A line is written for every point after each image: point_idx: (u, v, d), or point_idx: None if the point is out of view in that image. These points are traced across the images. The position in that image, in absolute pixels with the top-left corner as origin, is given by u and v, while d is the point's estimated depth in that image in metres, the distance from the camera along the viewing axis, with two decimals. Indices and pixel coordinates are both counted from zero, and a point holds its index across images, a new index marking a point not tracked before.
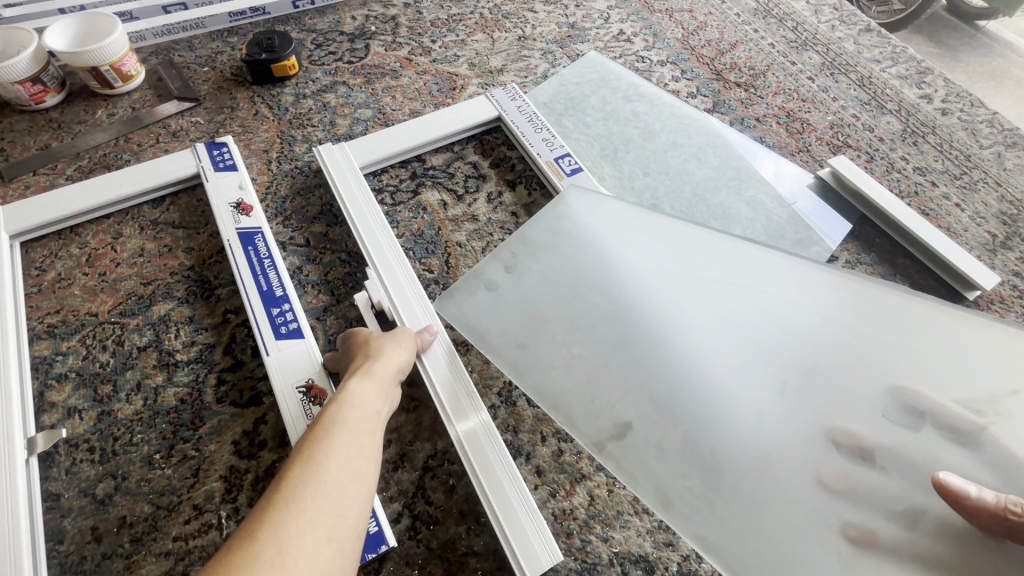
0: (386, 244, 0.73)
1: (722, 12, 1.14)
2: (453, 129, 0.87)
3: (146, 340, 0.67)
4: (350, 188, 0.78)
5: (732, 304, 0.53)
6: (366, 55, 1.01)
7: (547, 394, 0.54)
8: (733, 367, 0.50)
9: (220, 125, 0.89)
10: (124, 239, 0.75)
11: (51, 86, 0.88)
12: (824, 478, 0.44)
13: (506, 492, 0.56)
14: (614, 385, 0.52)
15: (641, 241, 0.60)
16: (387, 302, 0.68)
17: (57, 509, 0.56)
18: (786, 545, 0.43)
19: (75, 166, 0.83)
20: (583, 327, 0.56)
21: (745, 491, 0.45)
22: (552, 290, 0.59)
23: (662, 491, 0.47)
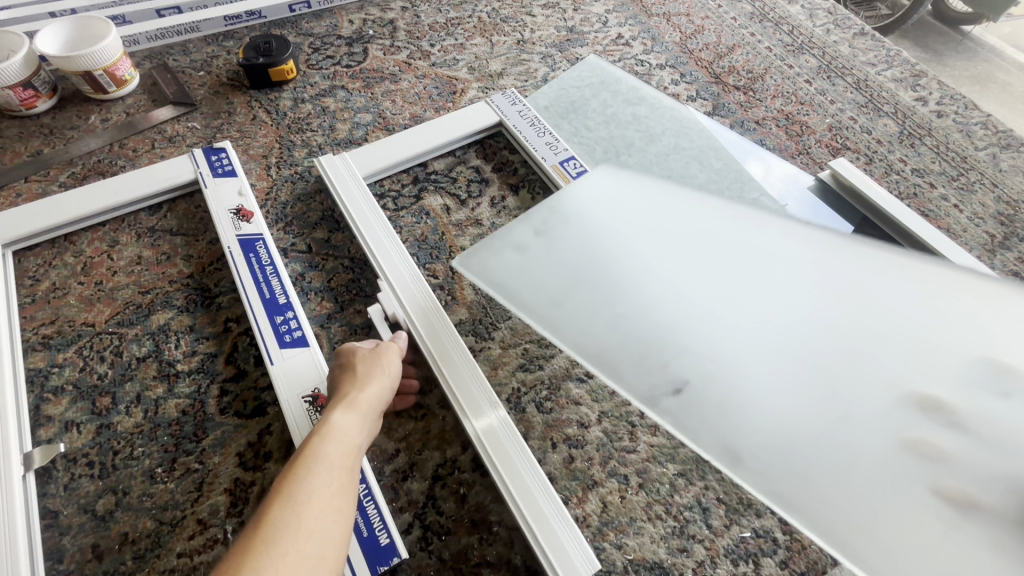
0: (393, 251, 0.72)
1: (719, 16, 1.15)
2: (450, 137, 0.86)
3: (145, 350, 0.65)
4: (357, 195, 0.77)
5: (810, 251, 0.47)
6: (364, 59, 1.01)
7: (590, 346, 0.47)
8: (816, 316, 0.43)
9: (217, 130, 0.88)
10: (120, 247, 0.74)
11: (43, 91, 0.86)
12: (928, 441, 0.38)
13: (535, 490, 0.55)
14: (669, 337, 0.46)
15: (694, 187, 0.54)
16: (402, 314, 0.67)
17: (56, 526, 0.55)
18: (883, 509, 0.38)
19: (68, 172, 0.82)
20: (630, 274, 0.49)
21: (829, 449, 0.40)
22: (592, 236, 0.52)
23: (729, 448, 0.41)
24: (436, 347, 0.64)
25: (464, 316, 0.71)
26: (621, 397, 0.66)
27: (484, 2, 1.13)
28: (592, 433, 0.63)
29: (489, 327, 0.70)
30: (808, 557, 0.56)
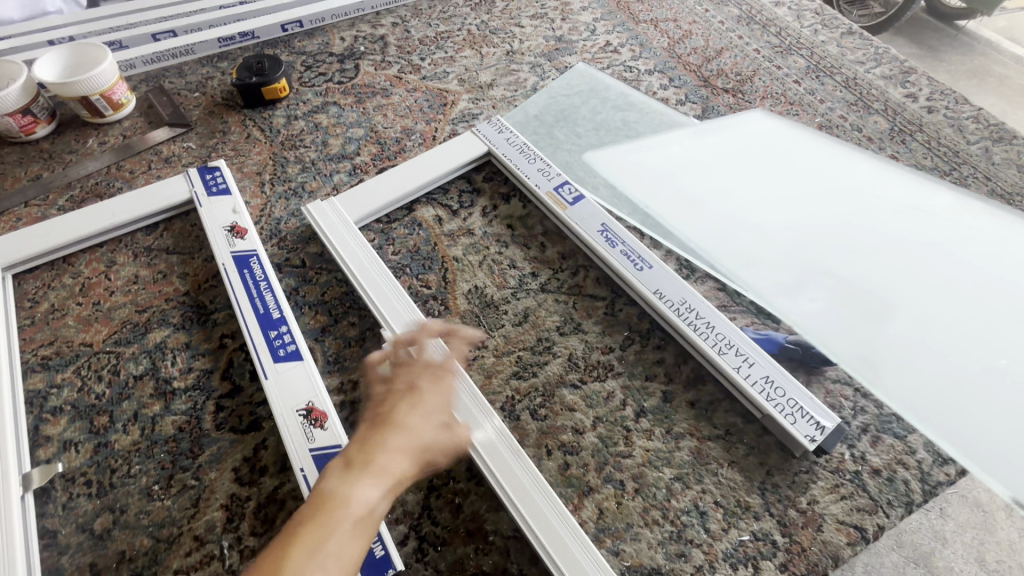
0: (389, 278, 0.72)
1: (706, 20, 1.16)
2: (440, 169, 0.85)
3: (142, 368, 0.66)
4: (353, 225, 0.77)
5: (908, 228, 0.75)
6: (356, 75, 1.02)
7: (731, 265, 0.75)
8: (909, 267, 0.72)
9: (212, 149, 0.89)
10: (117, 267, 0.75)
11: (42, 117, 0.87)
12: (1000, 365, 0.64)
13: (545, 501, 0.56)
14: (848, 286, 0.71)
15: (747, 175, 0.83)
16: None
17: (54, 546, 0.55)
18: (958, 399, 0.62)
19: (66, 195, 0.83)
20: (784, 239, 0.75)
21: (913, 359, 0.65)
22: (766, 208, 0.78)
23: (867, 358, 0.66)
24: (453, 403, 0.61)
25: (457, 326, 0.71)
26: (615, 403, 0.65)
27: (474, 15, 1.15)
28: (587, 440, 0.63)
29: (482, 336, 0.70)
30: (808, 560, 0.56)
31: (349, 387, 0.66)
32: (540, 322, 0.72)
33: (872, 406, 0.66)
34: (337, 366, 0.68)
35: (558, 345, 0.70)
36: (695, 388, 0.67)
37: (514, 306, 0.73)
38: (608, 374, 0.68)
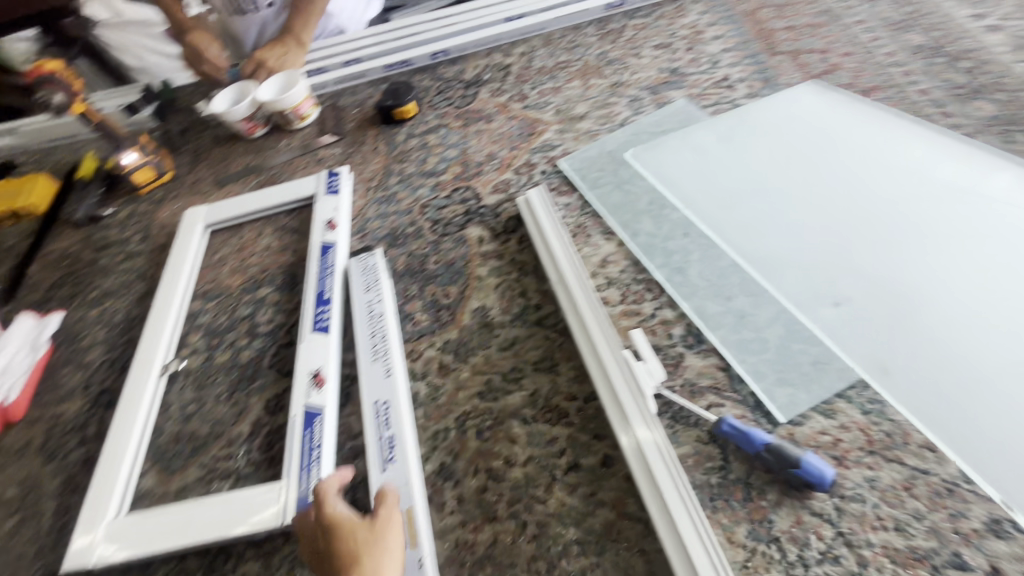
0: (402, 410, 0.72)
1: (868, 51, 0.97)
2: (387, 313, 0.83)
3: (248, 312, 0.93)
4: (368, 408, 0.73)
5: (814, 187, 0.81)
6: (473, 101, 1.17)
7: (713, 180, 0.86)
8: (753, 212, 0.81)
9: (348, 156, 1.15)
10: (263, 237, 1.04)
11: (260, 122, 1.24)
12: (979, 371, 0.59)
13: (562, 261, 0.82)
14: (765, 216, 0.80)
15: (747, 153, 0.88)
16: (387, 440, 0.69)
17: (165, 412, 0.84)
18: (947, 412, 0.58)
19: (257, 180, 1.18)
20: (775, 199, 0.81)
21: (853, 349, 0.65)
22: (749, 158, 0.87)
23: (879, 364, 0.63)
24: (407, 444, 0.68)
25: (452, 337, 0.80)
26: (553, 448, 0.67)
27: (597, 46, 1.18)
28: (512, 473, 0.66)
29: (468, 351, 0.78)
30: None
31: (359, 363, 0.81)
32: (521, 353, 0.76)
33: (852, 560, 0.52)
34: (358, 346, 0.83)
35: (526, 379, 0.73)
36: None
37: (505, 332, 0.79)
38: (560, 420, 0.69)
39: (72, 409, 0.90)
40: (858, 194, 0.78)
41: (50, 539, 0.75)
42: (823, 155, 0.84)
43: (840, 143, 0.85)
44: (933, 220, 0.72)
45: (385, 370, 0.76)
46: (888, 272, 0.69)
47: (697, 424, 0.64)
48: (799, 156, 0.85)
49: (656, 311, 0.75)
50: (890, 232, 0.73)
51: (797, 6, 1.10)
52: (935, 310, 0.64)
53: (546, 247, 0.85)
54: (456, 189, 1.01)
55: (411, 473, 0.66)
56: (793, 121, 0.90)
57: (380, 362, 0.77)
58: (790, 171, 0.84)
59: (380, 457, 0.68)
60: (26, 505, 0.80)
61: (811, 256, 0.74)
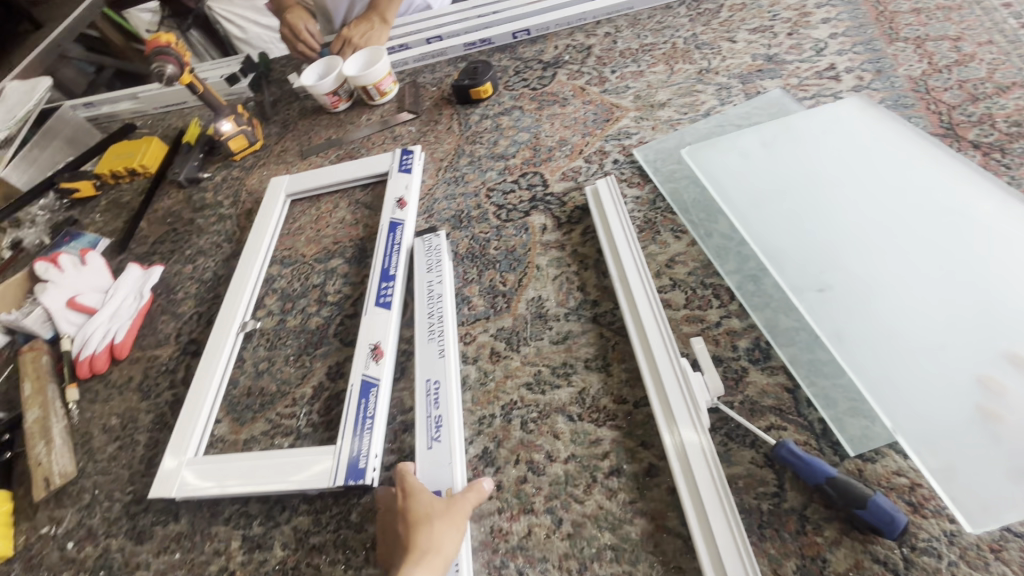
0: (452, 392, 0.73)
1: (1012, 40, 0.83)
2: (447, 294, 0.84)
3: (319, 281, 0.98)
4: (420, 385, 0.75)
5: (856, 190, 0.73)
6: (549, 83, 1.14)
7: (745, 181, 0.80)
8: (778, 216, 0.74)
9: (423, 134, 1.16)
10: (338, 209, 1.09)
11: (343, 97, 1.28)
12: (996, 407, 0.52)
13: (623, 255, 0.79)
14: (793, 223, 0.73)
15: (784, 156, 0.80)
16: (436, 417, 0.72)
17: (241, 367, 0.91)
18: (953, 450, 0.51)
19: (337, 153, 1.23)
20: (807, 205, 0.74)
21: (862, 371, 0.58)
22: (786, 162, 0.79)
23: (881, 391, 0.57)
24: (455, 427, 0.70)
25: (506, 325, 0.80)
26: (597, 450, 0.66)
27: (688, 27, 1.10)
28: (553, 469, 0.66)
29: (520, 341, 0.78)
30: None
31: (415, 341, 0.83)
32: (574, 348, 0.75)
33: None
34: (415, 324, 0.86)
35: (576, 376, 0.72)
36: None
37: (560, 325, 0.78)
38: (606, 422, 0.67)
39: (165, 354, 1.00)
40: (898, 214, 0.68)
41: (141, 467, 0.85)
42: (867, 160, 0.75)
43: (896, 154, 0.74)
44: (984, 243, 0.62)
45: (439, 350, 0.78)
46: (922, 307, 0.60)
47: (754, 446, 0.60)
48: (843, 159, 0.76)
49: (722, 320, 0.70)
50: (936, 258, 0.63)
51: None
52: (963, 354, 0.56)
53: (608, 240, 0.82)
54: (524, 174, 0.99)
55: (455, 455, 0.68)
56: (842, 120, 0.80)
57: (436, 342, 0.79)
58: (826, 176, 0.76)
59: (427, 435, 0.70)
60: (124, 434, 0.91)
61: (837, 280, 0.66)
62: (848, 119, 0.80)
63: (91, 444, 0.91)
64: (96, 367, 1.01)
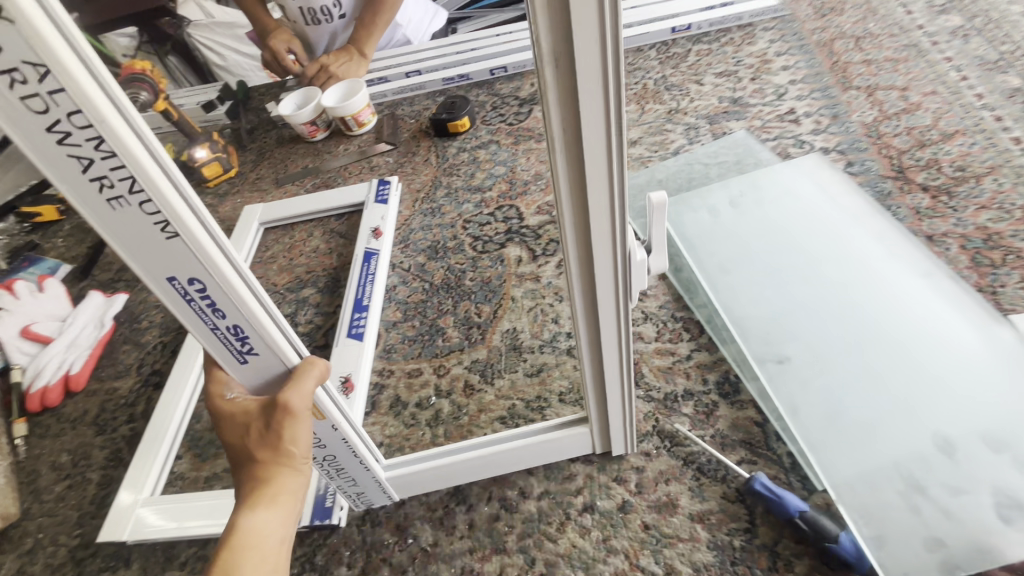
0: (239, 299, 0.42)
1: (954, 91, 0.90)
2: (85, 97, 0.30)
3: (290, 311, 0.96)
4: (161, 288, 0.40)
5: (815, 258, 0.75)
6: (526, 119, 1.17)
7: (713, 241, 0.82)
8: (742, 279, 0.77)
9: (400, 165, 1.17)
10: (312, 238, 1.08)
11: (321, 126, 1.29)
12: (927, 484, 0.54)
13: (585, 69, 0.33)
14: (757, 288, 0.75)
15: (749, 221, 0.83)
16: (226, 320, 0.43)
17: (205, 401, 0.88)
18: (888, 522, 0.53)
19: (312, 182, 1.22)
20: (770, 270, 0.77)
21: (813, 438, 0.60)
22: (750, 226, 0.82)
23: (830, 459, 0.58)
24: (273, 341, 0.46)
25: (480, 357, 0.80)
26: (571, 485, 0.65)
27: (658, 69, 1.15)
28: (526, 505, 0.65)
29: (494, 373, 0.78)
30: None
31: (386, 373, 0.82)
32: (548, 381, 0.75)
33: None
34: (387, 356, 0.84)
35: (550, 409, 0.72)
36: (660, 512, 0.60)
37: (534, 357, 0.78)
38: (579, 456, 0.67)
39: (125, 386, 0.96)
40: (851, 283, 0.71)
41: (91, 508, 0.81)
42: (826, 230, 0.78)
43: (850, 225, 0.77)
44: (925, 321, 0.65)
45: (157, 225, 0.36)
46: (866, 383, 0.62)
47: (725, 480, 0.61)
48: (805, 228, 0.79)
49: (692, 353, 0.71)
50: (881, 337, 0.65)
51: (878, 39, 1.03)
52: (901, 431, 0.58)
53: (557, 24, 0.32)
54: (500, 207, 1.01)
55: (286, 358, 0.48)
56: (805, 188, 0.84)
57: (132, 206, 0.35)
58: (786, 243, 0.78)
59: (230, 349, 0.46)
60: (75, 472, 0.86)
61: (792, 350, 0.68)
62: (810, 188, 0.84)
63: (37, 483, 0.86)
64: (49, 400, 0.96)
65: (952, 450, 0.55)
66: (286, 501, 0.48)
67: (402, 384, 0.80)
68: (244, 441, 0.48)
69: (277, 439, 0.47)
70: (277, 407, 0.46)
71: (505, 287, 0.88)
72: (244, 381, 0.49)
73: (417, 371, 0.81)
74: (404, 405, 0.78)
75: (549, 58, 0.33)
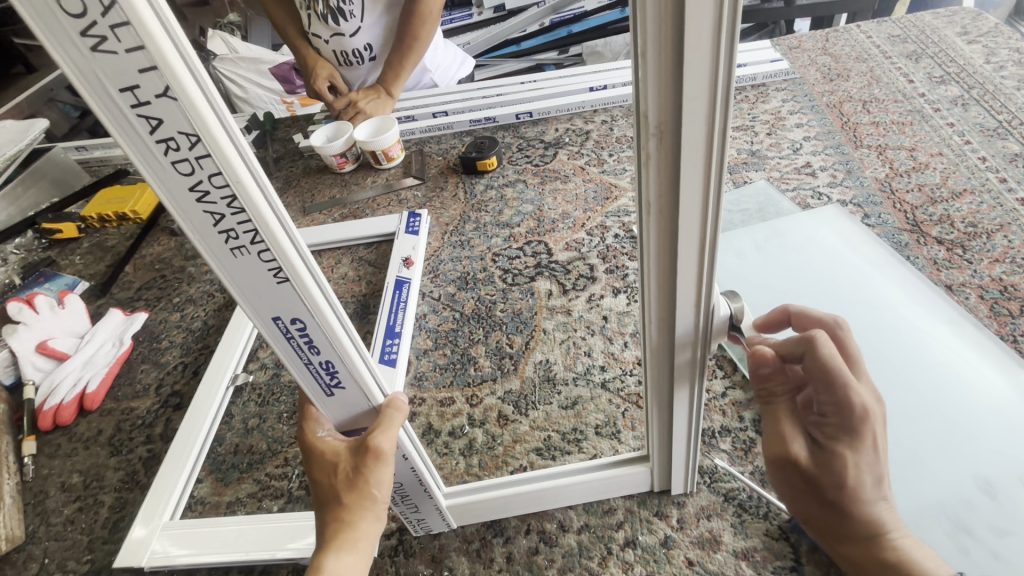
0: (329, 332, 0.47)
1: (959, 153, 0.96)
2: (224, 157, 0.35)
3: None
4: (267, 326, 0.46)
5: (845, 303, 0.80)
6: (551, 160, 1.22)
7: (744, 283, 0.86)
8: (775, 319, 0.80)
9: (428, 199, 1.21)
10: (340, 265, 1.10)
11: (350, 159, 1.33)
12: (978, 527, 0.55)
13: (689, 137, 0.36)
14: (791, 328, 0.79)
15: (777, 265, 0.87)
16: (320, 356, 0.48)
17: (227, 423, 0.87)
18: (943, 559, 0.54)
19: (340, 212, 1.25)
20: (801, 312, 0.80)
21: None
22: (779, 270, 0.87)
23: None
24: (357, 369, 0.51)
25: (514, 387, 0.81)
26: (611, 519, 0.65)
27: None
28: (566, 539, 0.64)
29: (528, 405, 0.78)
30: None
31: (418, 402, 0.82)
32: (583, 414, 0.76)
33: None
34: (418, 383, 0.84)
35: (587, 442, 0.73)
36: (703, 548, 0.60)
37: (568, 390, 0.79)
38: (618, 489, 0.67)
39: (143, 406, 0.94)
40: (881, 329, 0.75)
41: (103, 532, 0.78)
42: (853, 276, 0.82)
43: (876, 272, 0.82)
44: (956, 368, 0.69)
45: (271, 272, 0.41)
46: (903, 423, 0.65)
47: (767, 517, 0.61)
48: (833, 274, 0.84)
49: (727, 391, 0.73)
50: (912, 381, 0.69)
51: (883, 103, 1.11)
52: (944, 471, 0.60)
53: (663, 69, 0.33)
54: (529, 242, 1.04)
55: (370, 393, 0.54)
56: (829, 234, 0.89)
57: (251, 254, 0.40)
58: (816, 286, 0.83)
59: (320, 382, 0.52)
60: (86, 494, 0.83)
61: None
62: (835, 234, 0.88)
63: (45, 504, 0.83)
64: (61, 418, 0.93)
65: (994, 490, 0.58)
66: (363, 543, 0.55)
67: (434, 412, 0.80)
68: (332, 480, 0.56)
69: (363, 482, 0.55)
70: (368, 451, 0.53)
71: (537, 320, 0.89)
72: (334, 419, 0.57)
73: (449, 399, 0.81)
74: (436, 433, 0.77)
75: (655, 130, 0.36)
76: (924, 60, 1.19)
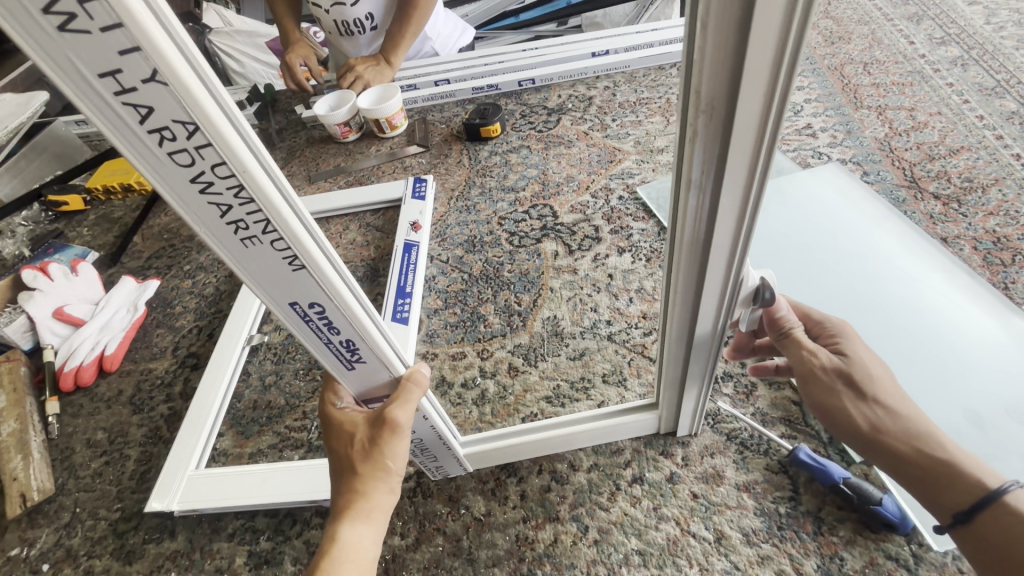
0: (349, 314, 0.47)
1: (957, 112, 0.98)
2: (227, 144, 0.32)
3: None
4: (284, 311, 0.45)
5: (846, 259, 0.82)
6: (555, 126, 1.23)
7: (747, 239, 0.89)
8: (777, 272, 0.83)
9: (433, 166, 1.22)
10: (348, 231, 1.12)
11: (354, 128, 1.34)
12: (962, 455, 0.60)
13: (741, 117, 0.34)
14: (793, 281, 0.81)
15: (779, 222, 0.90)
16: (344, 334, 0.49)
17: (245, 381, 0.90)
18: None
19: (345, 180, 1.26)
20: (802, 266, 0.83)
21: None
22: (781, 227, 0.89)
23: None
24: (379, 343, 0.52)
25: (523, 341, 0.83)
26: (619, 459, 0.68)
27: None
28: (576, 477, 0.68)
29: (537, 357, 0.81)
30: None
31: (431, 356, 0.85)
32: (591, 364, 0.79)
33: None
34: (430, 340, 0.87)
35: (594, 390, 0.76)
36: (707, 482, 0.64)
37: (575, 343, 0.81)
38: None
39: (161, 367, 0.97)
40: (880, 281, 0.78)
41: (131, 482, 0.81)
42: (853, 232, 0.85)
43: (876, 227, 0.84)
44: (951, 316, 0.72)
45: (286, 261, 0.40)
46: (898, 365, 0.68)
47: (767, 454, 0.65)
48: (834, 231, 0.86)
49: None
50: (907, 326, 0.72)
51: (884, 65, 1.12)
52: (935, 406, 0.64)
53: (721, 39, 0.31)
54: (534, 206, 1.06)
55: (391, 364, 0.55)
56: (829, 193, 0.91)
57: (264, 244, 0.38)
58: (816, 243, 0.85)
59: (341, 359, 0.52)
60: (112, 448, 0.86)
61: None
62: (834, 192, 0.90)
63: (72, 459, 0.86)
64: (82, 379, 0.96)
65: (981, 423, 0.62)
66: (378, 514, 0.56)
67: (446, 365, 0.83)
68: (349, 450, 0.58)
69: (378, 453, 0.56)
70: (385, 420, 0.55)
71: (544, 279, 0.92)
72: (353, 392, 0.59)
73: (461, 353, 0.84)
74: (449, 385, 0.80)
75: (705, 106, 0.35)
76: (925, 21, 1.19)
